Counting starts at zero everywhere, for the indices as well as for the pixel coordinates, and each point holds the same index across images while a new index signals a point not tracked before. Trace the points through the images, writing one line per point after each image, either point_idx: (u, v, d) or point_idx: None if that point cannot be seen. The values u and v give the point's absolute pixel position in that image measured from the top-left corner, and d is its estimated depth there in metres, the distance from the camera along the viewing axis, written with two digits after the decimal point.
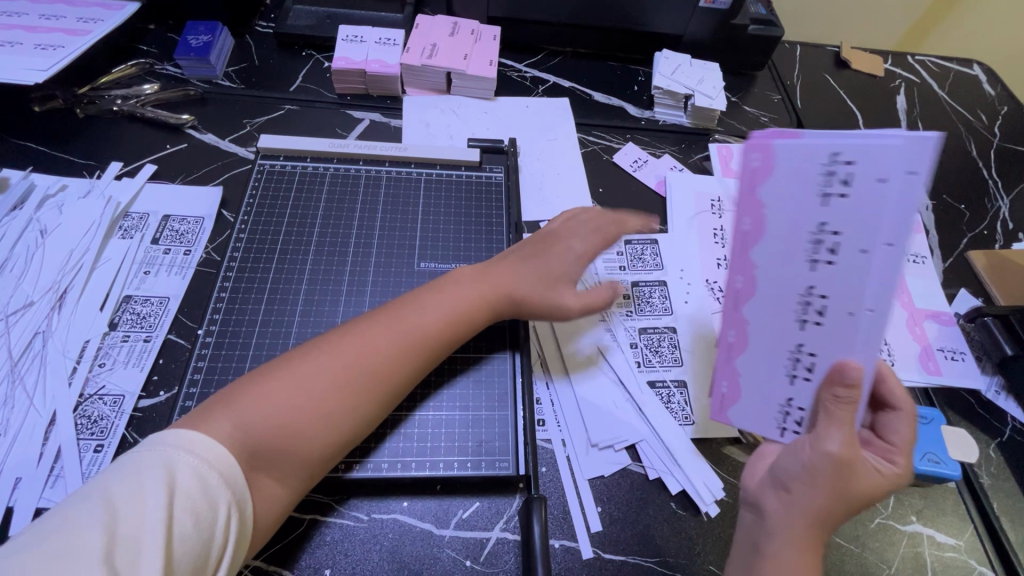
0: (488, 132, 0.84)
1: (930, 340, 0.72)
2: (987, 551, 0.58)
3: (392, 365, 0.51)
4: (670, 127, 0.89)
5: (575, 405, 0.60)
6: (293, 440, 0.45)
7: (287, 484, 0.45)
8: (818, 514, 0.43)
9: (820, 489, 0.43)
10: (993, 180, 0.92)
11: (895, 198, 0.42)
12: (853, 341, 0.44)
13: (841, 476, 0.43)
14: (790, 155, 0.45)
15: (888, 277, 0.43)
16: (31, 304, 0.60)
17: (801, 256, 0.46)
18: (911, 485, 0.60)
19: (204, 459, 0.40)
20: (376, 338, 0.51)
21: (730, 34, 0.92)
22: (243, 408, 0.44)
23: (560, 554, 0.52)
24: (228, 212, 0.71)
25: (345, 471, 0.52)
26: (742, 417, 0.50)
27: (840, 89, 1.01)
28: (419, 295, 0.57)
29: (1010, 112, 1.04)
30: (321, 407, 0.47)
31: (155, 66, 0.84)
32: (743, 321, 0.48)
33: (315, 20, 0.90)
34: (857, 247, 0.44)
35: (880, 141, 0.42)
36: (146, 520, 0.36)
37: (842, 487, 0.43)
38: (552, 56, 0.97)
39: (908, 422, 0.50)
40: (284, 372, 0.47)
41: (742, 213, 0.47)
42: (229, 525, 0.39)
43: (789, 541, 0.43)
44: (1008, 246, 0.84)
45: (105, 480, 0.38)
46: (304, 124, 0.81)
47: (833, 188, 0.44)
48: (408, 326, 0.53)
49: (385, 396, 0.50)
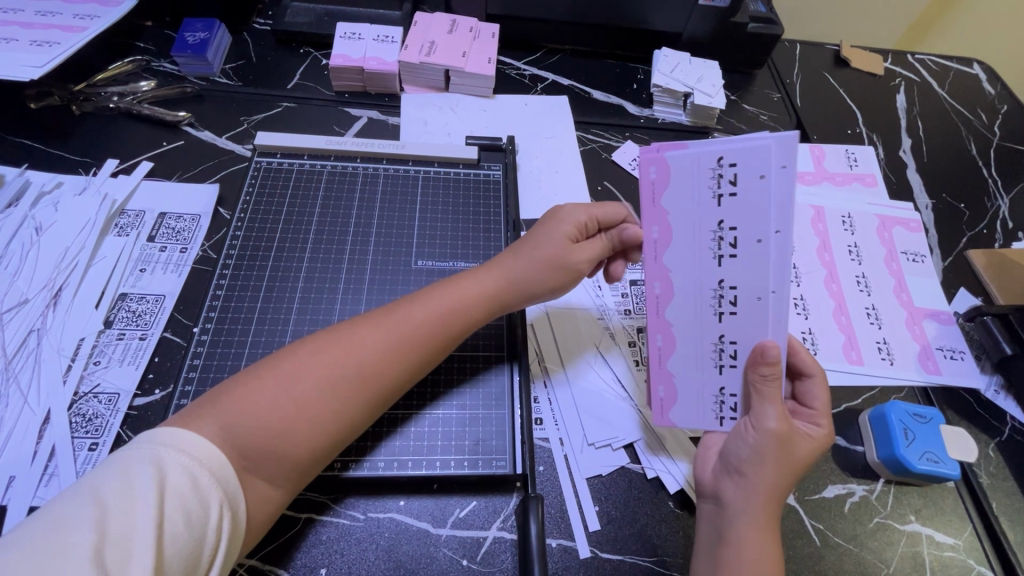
0: (486, 130, 0.83)
1: (929, 339, 0.71)
2: (986, 551, 0.57)
3: (381, 364, 0.50)
4: (669, 125, 0.89)
5: (572, 404, 0.60)
6: (280, 441, 0.44)
7: (278, 485, 0.45)
8: (770, 491, 0.46)
9: (769, 468, 0.46)
10: (993, 179, 0.92)
11: (776, 192, 0.44)
12: (766, 324, 0.46)
13: (784, 450, 0.45)
14: (682, 164, 0.46)
15: (784, 260, 0.44)
16: (26, 302, 0.60)
17: (707, 253, 0.47)
18: (909, 484, 0.60)
19: (196, 459, 0.40)
20: (365, 337, 0.50)
21: (729, 32, 0.92)
22: (229, 410, 0.44)
23: (557, 553, 0.52)
24: (225, 209, 0.71)
25: (342, 471, 0.52)
26: (684, 418, 0.50)
27: (839, 88, 1.01)
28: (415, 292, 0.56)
29: (1009, 111, 1.04)
30: (309, 407, 0.46)
31: (152, 63, 0.83)
32: (667, 325, 0.49)
33: (313, 17, 0.89)
34: (752, 237, 0.45)
35: (750, 143, 0.44)
36: (137, 519, 0.35)
37: (785, 459, 0.46)
38: (551, 54, 0.97)
39: (822, 386, 0.51)
40: (270, 372, 0.47)
41: (650, 223, 0.48)
42: (222, 525, 0.39)
43: (749, 522, 0.46)
44: (1007, 245, 0.84)
45: (95, 480, 0.37)
46: (302, 121, 0.81)
47: (724, 187, 0.45)
48: (402, 325, 0.52)
49: (374, 396, 0.49)
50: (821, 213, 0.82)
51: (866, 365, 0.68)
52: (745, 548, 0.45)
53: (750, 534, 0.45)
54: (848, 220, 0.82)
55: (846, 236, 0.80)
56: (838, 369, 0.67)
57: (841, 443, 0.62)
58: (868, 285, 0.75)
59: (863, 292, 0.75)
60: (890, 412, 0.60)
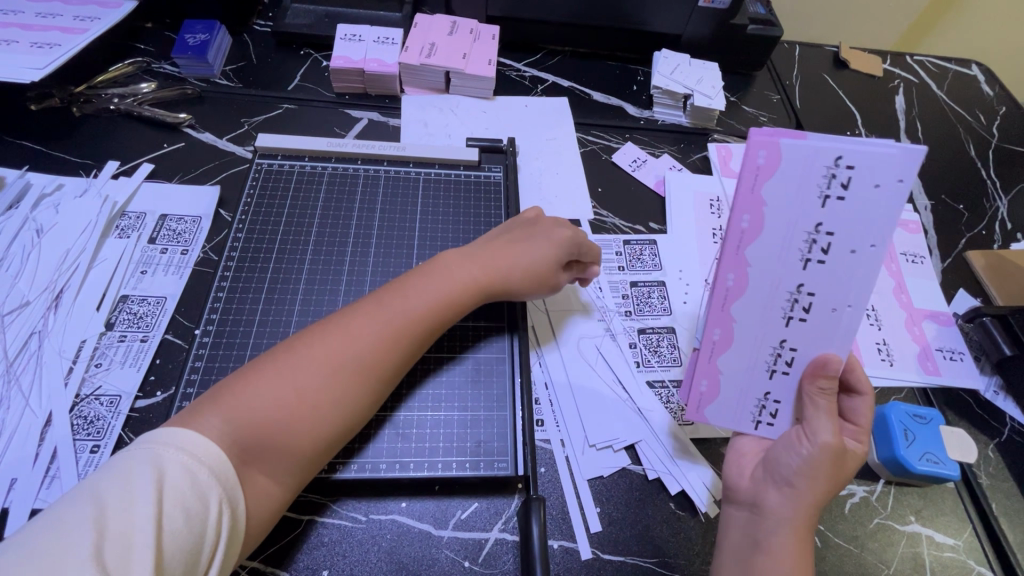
0: (487, 132, 0.83)
1: (929, 340, 0.72)
2: (986, 551, 0.58)
3: (378, 356, 0.50)
4: (669, 127, 0.89)
5: (573, 405, 0.60)
6: (287, 433, 0.45)
7: (280, 481, 0.45)
8: (817, 506, 0.45)
9: (820, 482, 0.45)
10: (992, 180, 0.92)
11: (886, 204, 0.44)
12: (833, 335, 0.47)
13: (839, 467, 0.45)
14: (796, 156, 0.44)
15: (870, 275, 0.46)
16: (27, 304, 0.60)
17: (795, 255, 0.46)
18: (910, 485, 0.60)
19: (196, 457, 0.40)
20: (360, 328, 0.51)
21: (729, 34, 0.92)
22: (232, 405, 0.44)
23: (559, 554, 0.52)
24: (226, 211, 0.71)
25: (333, 472, 0.52)
26: (718, 416, 0.51)
27: (838, 89, 1.01)
28: (409, 279, 0.56)
29: (1008, 112, 1.04)
30: (311, 399, 0.46)
31: (152, 65, 0.83)
32: (729, 321, 0.48)
33: (314, 18, 0.89)
34: (847, 247, 0.45)
35: (876, 149, 0.43)
36: (137, 519, 0.35)
37: (837, 477, 0.46)
38: (551, 55, 0.97)
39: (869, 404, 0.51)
40: (271, 366, 0.47)
41: (741, 211, 0.45)
42: (221, 522, 0.39)
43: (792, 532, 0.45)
44: (1006, 246, 0.84)
45: (96, 480, 0.37)
46: (302, 123, 0.81)
47: (832, 190, 0.44)
48: (400, 317, 0.52)
49: (374, 387, 0.50)
50: None
51: (866, 366, 0.68)
52: (780, 556, 0.44)
53: (790, 544, 0.45)
54: None
55: None
56: None
57: None
58: None
59: None
60: (890, 413, 0.60)
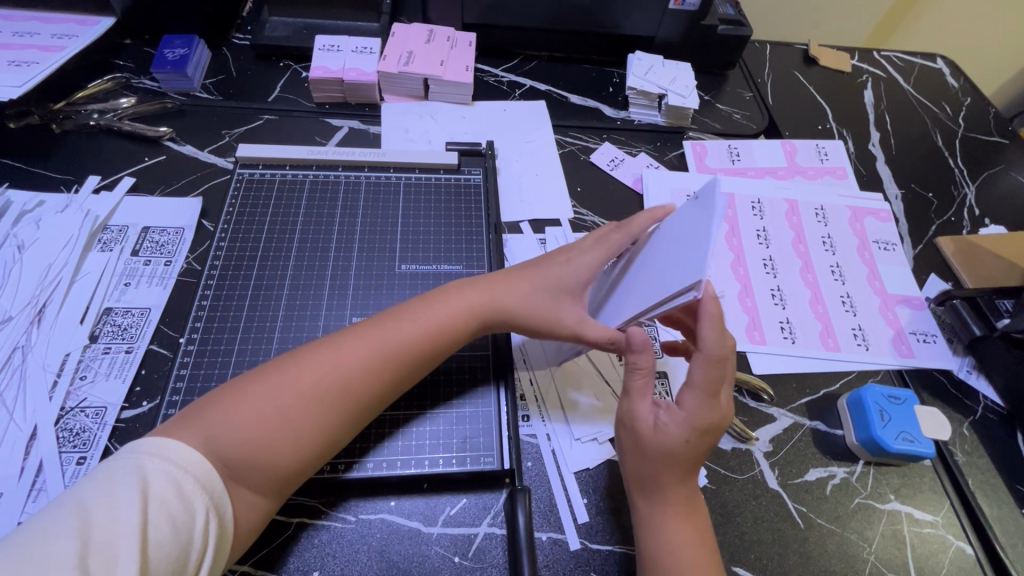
0: (466, 136, 0.85)
1: (902, 324, 0.74)
2: (963, 525, 0.59)
3: (361, 376, 0.50)
4: (645, 126, 0.92)
5: (557, 401, 0.61)
6: (265, 456, 0.45)
7: (264, 492, 0.45)
8: (642, 479, 0.51)
9: (627, 458, 0.52)
10: (959, 168, 0.95)
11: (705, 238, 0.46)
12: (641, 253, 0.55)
13: (642, 446, 0.51)
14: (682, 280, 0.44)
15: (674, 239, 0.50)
16: (10, 319, 0.60)
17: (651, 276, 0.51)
18: (888, 465, 0.62)
19: (179, 465, 0.41)
20: (343, 351, 0.50)
21: (700, 35, 0.95)
22: (213, 422, 0.44)
23: (548, 546, 0.52)
24: (209, 221, 0.71)
25: (345, 471, 0.53)
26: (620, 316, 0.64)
27: (809, 85, 1.04)
28: (399, 308, 0.55)
29: (972, 103, 1.07)
30: (293, 420, 0.46)
31: (131, 80, 0.84)
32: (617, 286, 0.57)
33: (292, 31, 0.91)
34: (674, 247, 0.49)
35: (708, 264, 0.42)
36: (122, 525, 0.36)
37: (654, 454, 0.50)
38: (528, 60, 0.99)
39: (703, 368, 0.48)
40: (253, 386, 0.47)
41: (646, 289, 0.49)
42: (208, 529, 0.40)
43: (648, 525, 0.50)
44: (975, 231, 0.87)
45: (79, 490, 0.38)
46: (283, 133, 0.82)
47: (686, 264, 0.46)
48: (386, 334, 0.52)
49: (356, 409, 0.49)
50: (795, 206, 0.84)
51: (843, 351, 0.70)
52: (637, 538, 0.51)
53: (643, 530, 0.50)
54: (821, 212, 0.84)
55: (819, 227, 0.82)
56: (816, 356, 0.69)
57: (821, 428, 0.64)
58: (842, 274, 0.78)
59: (838, 281, 0.77)
60: (866, 395, 0.62)
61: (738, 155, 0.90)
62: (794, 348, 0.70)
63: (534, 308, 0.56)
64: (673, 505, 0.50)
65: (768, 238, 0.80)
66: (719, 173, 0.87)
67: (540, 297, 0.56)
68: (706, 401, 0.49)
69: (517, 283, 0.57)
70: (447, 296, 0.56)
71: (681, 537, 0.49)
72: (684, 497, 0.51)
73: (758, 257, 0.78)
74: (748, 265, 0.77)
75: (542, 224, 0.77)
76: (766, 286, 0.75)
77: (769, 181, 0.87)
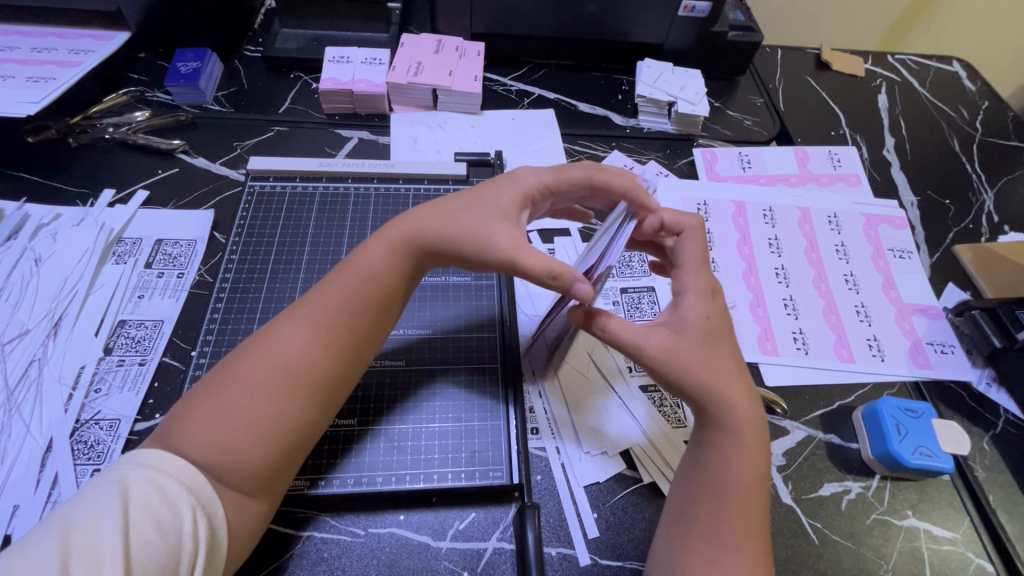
0: (474, 146, 0.85)
1: (919, 334, 0.72)
2: (985, 543, 0.58)
3: (304, 356, 0.48)
4: (655, 134, 0.91)
5: (564, 414, 0.60)
6: (230, 454, 0.43)
7: (248, 493, 0.45)
8: (723, 366, 0.51)
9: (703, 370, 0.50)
10: (977, 174, 0.94)
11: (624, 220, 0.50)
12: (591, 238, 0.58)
13: (690, 355, 0.50)
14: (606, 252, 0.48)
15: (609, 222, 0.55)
16: (27, 332, 0.61)
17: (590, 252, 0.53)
18: (905, 479, 0.60)
19: (161, 469, 0.41)
20: (280, 336, 0.49)
21: (710, 42, 0.94)
22: (175, 434, 0.44)
23: (556, 561, 0.52)
24: (221, 233, 0.72)
25: (310, 488, 0.52)
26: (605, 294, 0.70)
27: (822, 90, 1.03)
28: (327, 280, 0.54)
29: (990, 107, 1.05)
30: (249, 414, 0.45)
31: (146, 94, 0.85)
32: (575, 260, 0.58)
33: (302, 42, 0.92)
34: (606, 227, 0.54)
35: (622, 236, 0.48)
36: (103, 532, 0.36)
37: (702, 357, 0.50)
38: (536, 68, 0.99)
39: (695, 239, 0.57)
40: (204, 392, 0.46)
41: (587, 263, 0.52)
42: (197, 530, 0.40)
43: (725, 435, 0.49)
44: (994, 238, 0.85)
45: (64, 507, 0.39)
46: (294, 145, 0.83)
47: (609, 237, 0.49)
48: (321, 312, 0.50)
49: (310, 390, 0.48)
50: (807, 214, 0.83)
51: (858, 362, 0.69)
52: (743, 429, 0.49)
53: (740, 423, 0.49)
54: (834, 220, 0.83)
55: (832, 235, 0.81)
56: (831, 368, 0.68)
57: (835, 441, 0.63)
58: (856, 283, 0.76)
59: (852, 290, 0.76)
60: (881, 408, 0.61)
61: (749, 162, 0.89)
62: (807, 358, 0.69)
63: (466, 234, 0.53)
64: (744, 407, 0.50)
65: (780, 247, 0.79)
66: (731, 180, 0.86)
67: (465, 216, 0.54)
68: (706, 272, 0.55)
69: (441, 209, 0.56)
70: (373, 242, 0.55)
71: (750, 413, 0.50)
72: (753, 402, 0.51)
73: (771, 266, 0.77)
74: (760, 274, 0.76)
75: (551, 233, 0.76)
76: (778, 296, 0.74)
77: (781, 188, 0.86)
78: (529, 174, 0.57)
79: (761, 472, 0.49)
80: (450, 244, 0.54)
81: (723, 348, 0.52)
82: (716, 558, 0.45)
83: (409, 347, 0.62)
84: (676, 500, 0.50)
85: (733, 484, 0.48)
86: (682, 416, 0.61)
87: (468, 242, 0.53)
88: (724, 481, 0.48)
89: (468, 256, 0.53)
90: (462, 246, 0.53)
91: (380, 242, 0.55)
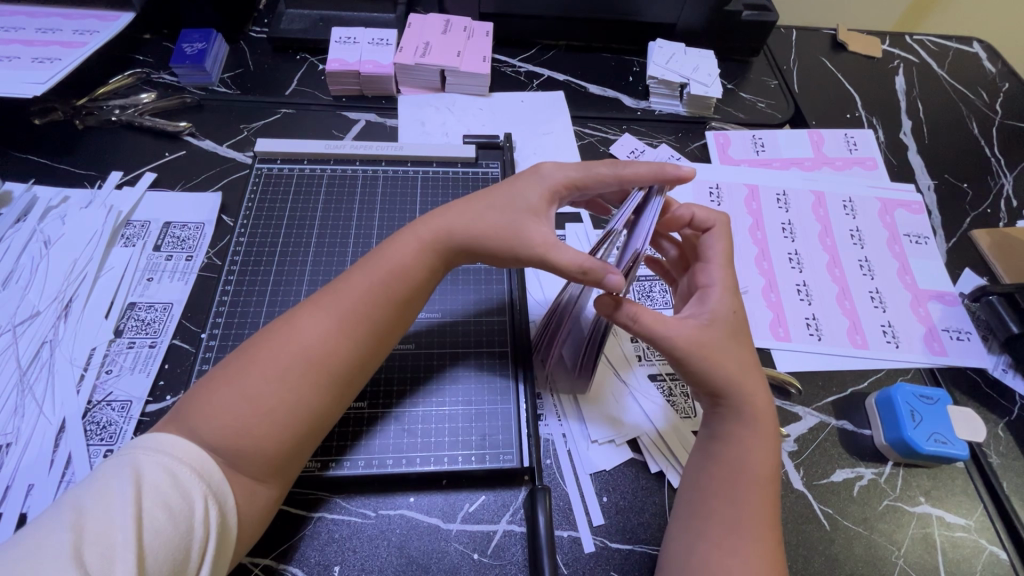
0: (483, 129, 0.84)
1: (934, 321, 0.71)
2: (998, 531, 0.57)
3: (326, 346, 0.48)
4: (667, 116, 0.89)
5: (572, 400, 0.60)
6: (248, 440, 0.44)
7: (262, 479, 0.45)
8: (749, 363, 0.51)
9: (731, 364, 0.50)
10: (996, 157, 0.91)
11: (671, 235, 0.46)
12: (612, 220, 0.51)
13: (713, 347, 0.50)
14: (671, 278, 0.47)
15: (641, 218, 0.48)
16: (38, 314, 0.61)
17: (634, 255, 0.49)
18: (917, 466, 0.60)
19: (175, 456, 0.41)
20: (303, 324, 0.48)
21: (724, 21, 0.92)
22: (191, 417, 0.44)
23: (566, 544, 0.52)
24: (228, 216, 0.72)
25: (321, 470, 0.52)
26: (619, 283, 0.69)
27: (837, 72, 1.00)
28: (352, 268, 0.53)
29: (1011, 89, 1.03)
30: (267, 402, 0.45)
31: (151, 76, 0.84)
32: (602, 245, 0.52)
33: (308, 23, 0.90)
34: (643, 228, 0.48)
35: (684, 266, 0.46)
36: (115, 519, 0.36)
37: (725, 351, 0.50)
38: (546, 49, 0.97)
39: (722, 236, 0.56)
40: (222, 376, 0.46)
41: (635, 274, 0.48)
42: (208, 517, 0.40)
43: (745, 427, 0.49)
44: (1012, 223, 0.83)
45: (77, 491, 0.39)
46: (302, 127, 0.82)
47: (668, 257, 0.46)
48: (345, 301, 0.50)
49: (329, 381, 0.48)
50: (821, 198, 0.82)
51: (872, 349, 0.68)
52: (763, 424, 0.50)
53: (760, 420, 0.50)
54: (849, 204, 0.82)
55: (848, 220, 0.80)
56: (844, 355, 0.67)
57: (848, 427, 0.62)
58: (871, 269, 0.75)
59: (867, 275, 0.74)
60: (895, 395, 0.60)
61: (763, 145, 0.87)
62: (820, 345, 0.68)
63: (497, 231, 0.52)
64: (763, 400, 0.50)
65: (794, 231, 0.78)
66: (744, 164, 0.85)
67: (495, 215, 0.53)
68: (731, 270, 0.55)
69: (473, 205, 0.55)
70: (399, 237, 0.55)
71: (766, 408, 0.50)
72: (770, 400, 0.51)
73: (784, 251, 0.76)
74: (773, 259, 0.75)
75: (562, 218, 0.75)
76: (791, 281, 0.73)
77: (795, 172, 0.85)
78: (560, 177, 0.54)
79: (776, 465, 0.49)
80: (481, 242, 0.53)
81: (745, 342, 0.52)
82: (734, 547, 0.45)
83: (428, 330, 0.61)
84: (687, 496, 0.49)
85: (755, 479, 0.47)
86: (689, 410, 0.60)
87: (502, 241, 0.52)
88: (742, 478, 0.47)
89: (502, 253, 0.52)
90: (493, 244, 0.53)
91: (406, 233, 0.55)
